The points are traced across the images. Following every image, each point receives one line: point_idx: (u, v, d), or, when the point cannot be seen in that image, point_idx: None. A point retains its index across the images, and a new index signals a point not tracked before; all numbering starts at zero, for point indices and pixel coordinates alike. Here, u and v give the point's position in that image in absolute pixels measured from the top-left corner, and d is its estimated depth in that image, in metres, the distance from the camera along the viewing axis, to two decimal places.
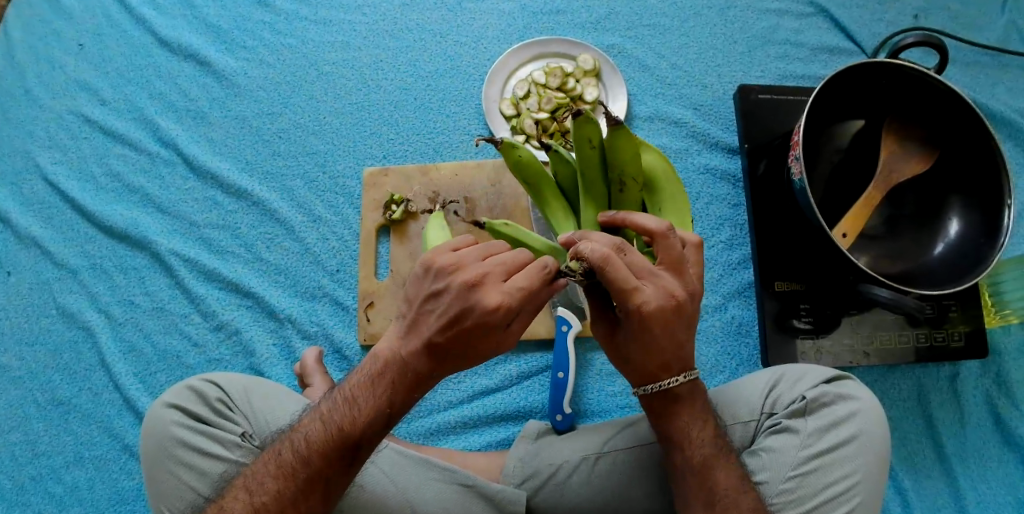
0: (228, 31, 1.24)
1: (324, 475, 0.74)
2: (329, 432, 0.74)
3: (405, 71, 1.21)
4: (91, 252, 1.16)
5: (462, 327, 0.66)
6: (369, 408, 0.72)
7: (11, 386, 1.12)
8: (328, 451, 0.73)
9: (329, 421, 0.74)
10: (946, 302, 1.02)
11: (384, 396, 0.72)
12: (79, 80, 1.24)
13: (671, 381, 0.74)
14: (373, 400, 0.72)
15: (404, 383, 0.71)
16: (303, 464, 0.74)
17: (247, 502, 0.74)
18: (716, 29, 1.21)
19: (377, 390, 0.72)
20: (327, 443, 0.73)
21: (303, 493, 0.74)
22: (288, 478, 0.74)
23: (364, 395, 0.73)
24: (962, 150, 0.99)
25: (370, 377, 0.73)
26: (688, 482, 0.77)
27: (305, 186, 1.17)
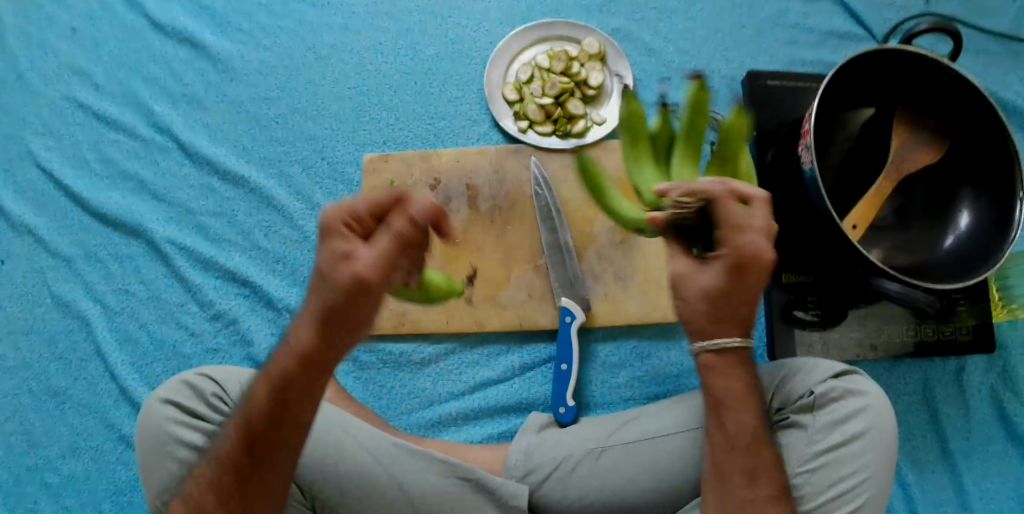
0: (222, 12, 1.20)
1: (236, 462, 0.69)
2: (235, 429, 0.69)
3: (406, 54, 1.18)
4: (84, 240, 1.14)
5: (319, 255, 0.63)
6: (261, 388, 0.67)
7: (5, 377, 1.10)
8: (232, 443, 0.69)
9: (235, 418, 0.69)
10: (954, 296, 1.01)
11: (268, 373, 0.67)
12: (70, 63, 1.20)
13: (728, 341, 0.73)
14: (263, 378, 0.68)
15: (285, 353, 0.66)
16: (217, 455, 0.70)
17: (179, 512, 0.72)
18: (725, 13, 1.18)
19: (265, 369, 0.68)
20: (236, 431, 0.69)
21: (224, 494, 0.69)
22: (216, 466, 0.70)
23: (260, 379, 0.69)
24: (975, 141, 0.97)
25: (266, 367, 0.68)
26: (732, 460, 0.75)
27: (303, 172, 1.14)
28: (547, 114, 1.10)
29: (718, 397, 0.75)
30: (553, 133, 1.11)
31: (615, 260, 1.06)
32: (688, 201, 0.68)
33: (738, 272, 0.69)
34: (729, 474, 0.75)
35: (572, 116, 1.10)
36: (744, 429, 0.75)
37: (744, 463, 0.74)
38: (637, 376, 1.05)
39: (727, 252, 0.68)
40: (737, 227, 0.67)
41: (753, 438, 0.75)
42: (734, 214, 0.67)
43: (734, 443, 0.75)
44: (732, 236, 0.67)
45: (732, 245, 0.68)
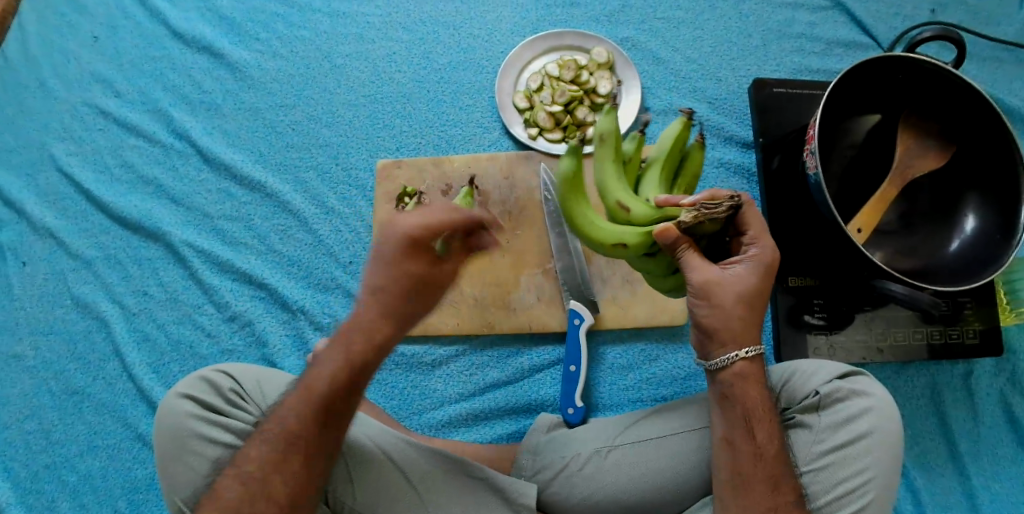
0: (241, 23, 1.24)
1: (306, 436, 0.76)
2: (306, 397, 0.77)
3: (418, 64, 1.21)
4: (105, 243, 1.17)
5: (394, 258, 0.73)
6: (333, 369, 0.76)
7: (25, 375, 1.13)
8: (303, 411, 0.76)
9: (303, 386, 0.77)
10: (960, 299, 1.02)
11: (342, 356, 0.76)
12: (92, 72, 1.25)
13: (756, 348, 0.76)
14: (335, 360, 0.76)
15: (360, 337, 0.76)
16: (280, 426, 0.76)
17: (236, 478, 0.75)
18: (731, 22, 1.20)
19: (335, 352, 0.77)
20: (304, 407, 0.76)
21: (286, 460, 0.75)
22: (282, 436, 0.76)
23: (328, 362, 0.77)
24: (979, 146, 0.98)
25: (336, 340, 0.77)
26: (755, 468, 0.76)
27: (318, 178, 1.17)
28: (557, 122, 1.13)
29: (743, 409, 0.77)
30: (563, 140, 1.13)
31: (623, 264, 1.08)
32: (715, 210, 0.68)
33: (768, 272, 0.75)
34: (754, 482, 0.76)
35: (581, 123, 1.13)
36: (771, 439, 0.77)
37: (769, 471, 0.76)
38: (645, 378, 1.06)
39: (756, 252, 0.75)
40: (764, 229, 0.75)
41: (777, 446, 0.77)
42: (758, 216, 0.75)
43: (762, 453, 0.76)
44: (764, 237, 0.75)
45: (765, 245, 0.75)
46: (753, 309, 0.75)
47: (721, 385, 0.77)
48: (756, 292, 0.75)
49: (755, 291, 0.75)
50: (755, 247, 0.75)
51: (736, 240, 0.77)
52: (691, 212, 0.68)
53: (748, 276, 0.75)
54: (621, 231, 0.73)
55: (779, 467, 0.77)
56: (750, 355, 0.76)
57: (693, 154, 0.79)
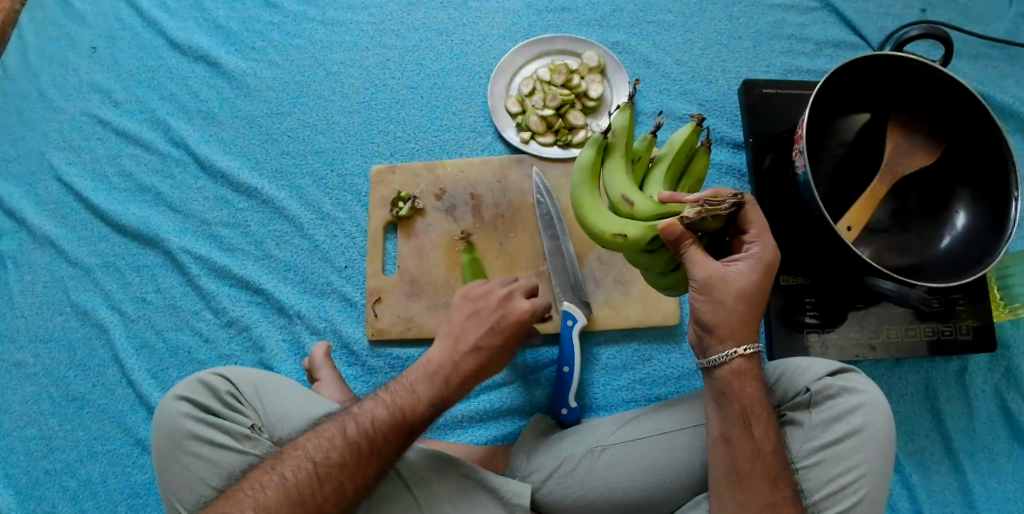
0: (237, 32, 1.26)
1: (381, 452, 0.80)
2: (393, 412, 0.82)
3: (412, 70, 1.23)
4: (104, 251, 1.19)
5: (505, 330, 0.89)
6: (429, 398, 0.84)
7: (25, 382, 1.14)
8: (392, 429, 0.81)
9: (392, 403, 0.83)
10: (953, 295, 1.02)
11: (440, 388, 0.85)
12: (91, 82, 1.27)
13: (754, 347, 0.76)
14: (433, 391, 0.85)
15: (460, 374, 0.87)
16: (365, 431, 0.80)
17: (311, 471, 0.77)
18: (721, 25, 1.21)
19: (435, 383, 0.86)
20: (391, 425, 0.81)
21: (363, 468, 0.79)
22: (360, 443, 0.79)
23: (425, 387, 0.85)
24: (968, 142, 0.98)
25: (433, 370, 0.86)
26: (753, 465, 0.76)
27: (314, 184, 1.19)
28: (549, 125, 1.14)
29: (739, 404, 0.77)
30: (555, 143, 1.14)
31: (616, 265, 1.08)
32: (718, 207, 0.68)
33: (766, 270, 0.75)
34: (751, 478, 0.76)
35: (573, 127, 1.13)
36: (768, 436, 0.77)
37: (767, 467, 0.77)
38: (640, 379, 1.06)
39: (756, 251, 0.75)
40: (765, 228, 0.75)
41: (774, 443, 0.78)
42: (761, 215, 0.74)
43: (760, 449, 0.77)
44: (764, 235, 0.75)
45: (766, 243, 0.75)
46: (750, 305, 0.75)
47: (718, 383, 0.78)
48: (748, 290, 0.75)
49: (756, 290, 0.75)
50: (757, 246, 0.75)
51: (739, 239, 0.77)
52: (694, 208, 0.68)
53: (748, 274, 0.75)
54: (621, 222, 0.74)
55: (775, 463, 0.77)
56: (749, 352, 0.76)
57: (697, 162, 0.80)
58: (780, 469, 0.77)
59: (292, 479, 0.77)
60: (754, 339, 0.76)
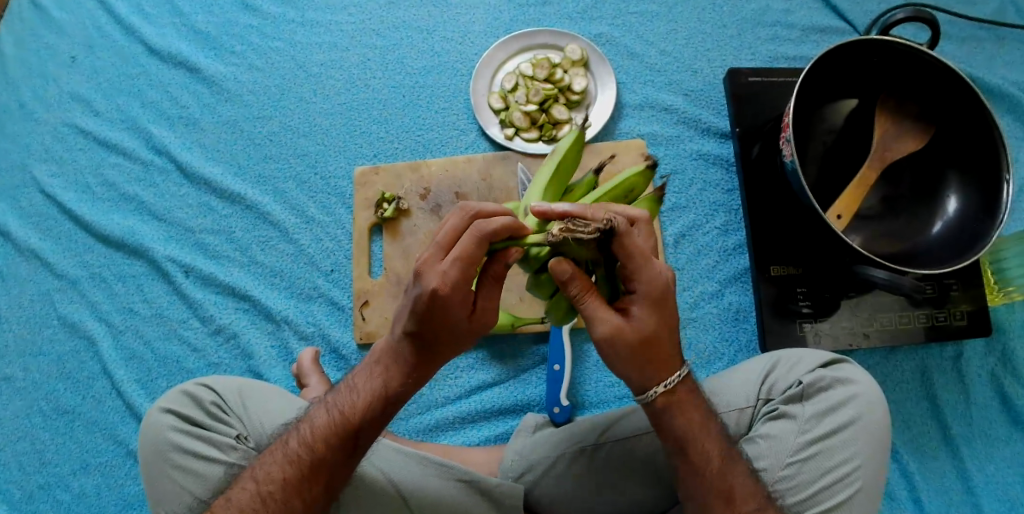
0: (216, 37, 1.25)
1: (325, 461, 0.75)
2: (333, 417, 0.76)
3: (393, 69, 1.21)
4: (90, 262, 1.17)
5: (436, 307, 0.68)
6: (370, 392, 0.75)
7: (16, 398, 1.13)
8: (331, 436, 0.75)
9: (333, 407, 0.77)
10: (947, 281, 1.01)
11: (380, 380, 0.75)
12: (72, 92, 1.25)
13: (675, 378, 0.73)
14: (373, 383, 0.75)
15: (397, 365, 0.74)
16: (304, 442, 0.76)
17: (253, 492, 0.75)
18: (704, 14, 1.19)
19: (376, 374, 0.76)
20: (330, 432, 0.75)
21: (308, 481, 0.75)
22: (297, 458, 0.75)
23: (364, 382, 0.76)
24: (958, 125, 0.97)
25: (372, 366, 0.76)
26: (702, 488, 0.75)
27: (298, 187, 1.17)
28: (532, 121, 1.13)
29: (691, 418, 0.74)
30: (539, 139, 1.13)
31: None
32: (584, 228, 0.60)
33: (655, 307, 0.69)
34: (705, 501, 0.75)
35: (557, 122, 1.13)
36: (709, 456, 0.75)
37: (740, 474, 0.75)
38: None
39: (642, 286, 0.68)
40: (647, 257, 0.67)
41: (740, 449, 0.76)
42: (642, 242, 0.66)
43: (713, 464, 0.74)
44: (646, 269, 0.66)
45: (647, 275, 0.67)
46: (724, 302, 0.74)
47: (656, 412, 0.74)
48: (664, 322, 0.70)
49: (657, 328, 0.70)
50: (639, 285, 0.68)
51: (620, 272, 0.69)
52: (558, 227, 0.60)
53: (646, 314, 0.69)
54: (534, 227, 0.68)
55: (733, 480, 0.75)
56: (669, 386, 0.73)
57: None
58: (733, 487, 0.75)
59: (235, 499, 0.76)
60: (676, 369, 0.73)
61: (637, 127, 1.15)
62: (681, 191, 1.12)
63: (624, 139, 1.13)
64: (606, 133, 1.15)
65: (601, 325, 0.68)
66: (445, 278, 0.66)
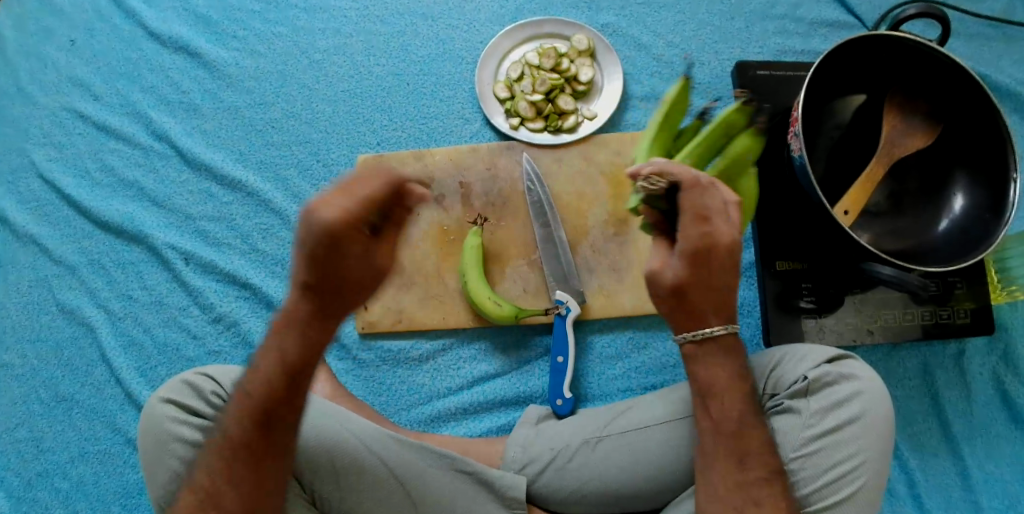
0: (217, 21, 1.23)
1: (248, 441, 0.74)
2: (243, 396, 0.75)
3: (397, 56, 1.20)
4: (88, 248, 1.16)
5: (327, 243, 0.62)
6: (277, 360, 0.74)
7: (13, 384, 1.12)
8: (245, 412, 0.75)
9: (242, 387, 0.76)
10: (951, 279, 1.01)
11: (282, 345, 0.73)
12: (71, 76, 1.23)
13: (706, 330, 0.76)
14: (277, 350, 0.74)
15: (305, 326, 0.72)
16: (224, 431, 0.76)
17: (191, 492, 0.75)
18: (713, 6, 1.18)
19: (279, 340, 0.74)
20: (244, 410, 0.75)
21: (234, 463, 0.74)
22: (224, 447, 0.75)
23: (267, 352, 0.75)
24: (966, 123, 0.97)
25: (271, 334, 0.75)
26: (717, 445, 0.76)
27: (300, 175, 1.16)
28: (538, 111, 1.12)
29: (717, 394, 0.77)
30: (544, 129, 1.12)
31: (608, 253, 1.07)
32: (653, 184, 0.72)
33: (687, 261, 0.72)
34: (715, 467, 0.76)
35: (563, 112, 1.11)
36: (729, 415, 0.76)
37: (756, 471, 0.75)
38: (635, 367, 1.05)
39: (687, 242, 0.72)
40: (698, 214, 0.71)
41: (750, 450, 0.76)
42: (696, 199, 0.70)
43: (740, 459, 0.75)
44: (692, 224, 0.71)
45: (692, 231, 0.71)
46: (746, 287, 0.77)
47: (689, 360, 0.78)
48: (699, 277, 0.73)
49: (691, 283, 0.73)
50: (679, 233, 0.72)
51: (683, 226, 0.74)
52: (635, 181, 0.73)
53: (685, 268, 0.73)
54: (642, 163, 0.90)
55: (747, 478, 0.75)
56: (698, 338, 0.76)
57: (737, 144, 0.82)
58: (749, 450, 0.75)
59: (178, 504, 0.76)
60: (719, 323, 0.76)
61: (644, 119, 1.14)
62: None
63: (630, 131, 1.12)
64: (612, 124, 1.14)
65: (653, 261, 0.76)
66: (346, 213, 0.61)
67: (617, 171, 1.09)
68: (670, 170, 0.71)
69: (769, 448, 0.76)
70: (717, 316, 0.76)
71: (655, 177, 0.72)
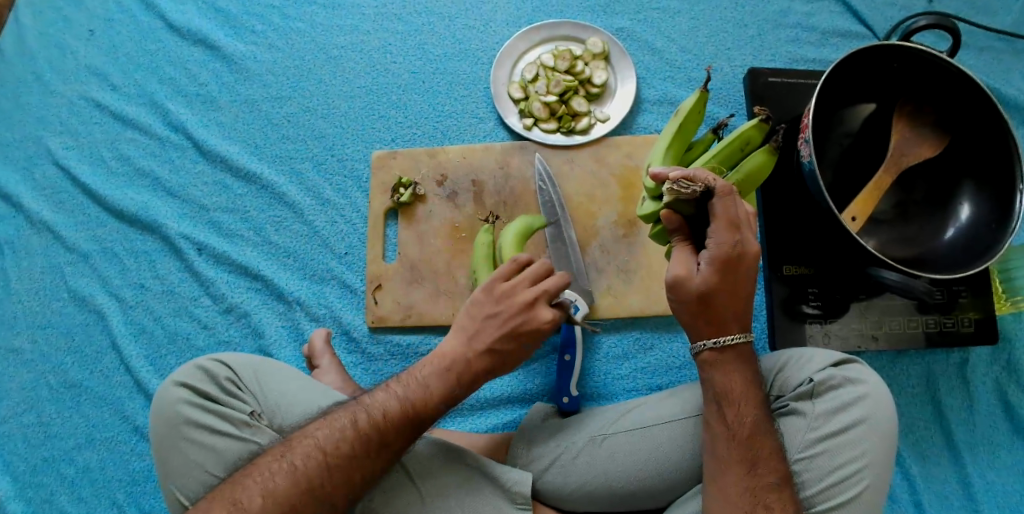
0: (236, 16, 1.24)
1: (353, 456, 0.78)
2: (373, 416, 0.80)
3: (414, 55, 1.21)
4: (101, 236, 1.17)
5: (521, 336, 0.84)
6: (437, 392, 0.82)
7: (23, 369, 1.13)
8: (369, 432, 0.79)
9: (373, 407, 0.81)
10: (956, 287, 1.02)
11: (450, 384, 0.83)
12: (89, 66, 1.25)
13: (727, 339, 0.79)
14: (445, 385, 0.83)
15: (441, 388, 0.83)
16: (334, 441, 0.78)
17: (262, 485, 0.75)
18: (726, 13, 1.20)
19: (449, 378, 0.83)
20: (370, 428, 0.79)
21: (330, 471, 0.77)
22: (324, 453, 0.77)
23: (430, 381, 0.83)
24: (974, 134, 0.98)
25: (441, 367, 0.84)
26: (729, 450, 0.77)
27: (314, 169, 1.17)
28: (552, 112, 1.13)
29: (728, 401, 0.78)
30: (558, 130, 1.13)
31: (617, 255, 1.08)
32: (686, 191, 0.71)
33: (714, 267, 0.75)
34: (727, 467, 0.77)
35: (576, 113, 1.13)
36: (742, 420, 0.78)
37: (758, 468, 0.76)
38: (641, 368, 1.06)
39: (716, 249, 0.74)
40: (730, 224, 0.73)
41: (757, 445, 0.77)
42: (729, 209, 0.73)
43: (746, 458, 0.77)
44: (724, 232, 0.74)
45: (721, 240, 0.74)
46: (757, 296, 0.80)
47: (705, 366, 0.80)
48: (724, 285, 0.76)
49: (716, 290, 0.76)
50: (711, 242, 0.74)
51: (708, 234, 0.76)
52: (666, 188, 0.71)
53: (710, 274, 0.75)
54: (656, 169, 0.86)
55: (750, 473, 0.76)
56: (719, 345, 0.79)
57: (754, 156, 0.81)
58: (760, 455, 0.77)
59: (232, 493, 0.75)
60: (736, 331, 0.79)
61: (656, 123, 1.15)
62: None
63: (642, 134, 1.14)
64: (624, 127, 1.15)
65: (677, 266, 0.77)
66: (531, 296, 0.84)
67: (627, 173, 1.11)
68: (703, 176, 0.71)
69: (778, 453, 0.78)
70: (736, 325, 0.79)
71: (687, 183, 0.71)
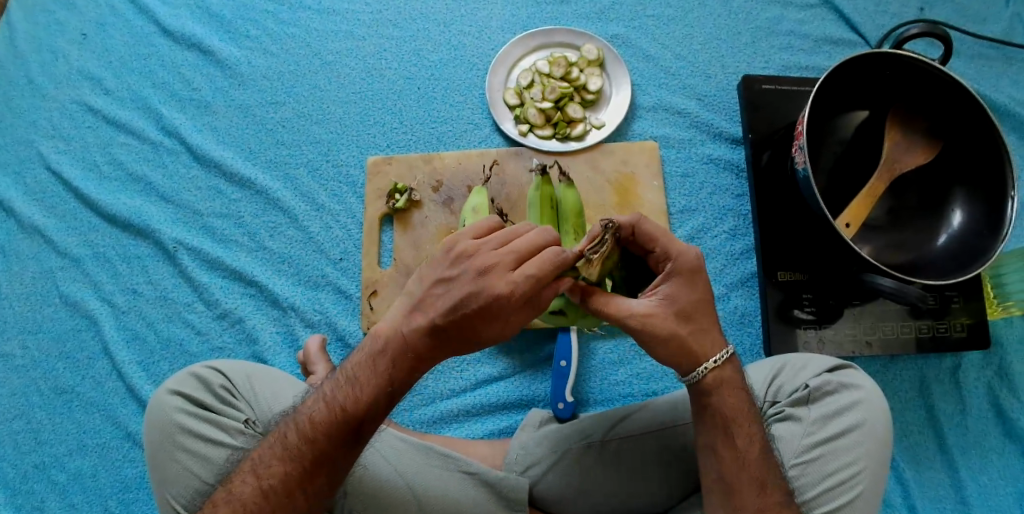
0: (231, 20, 1.24)
1: (286, 478, 0.74)
2: (302, 433, 0.75)
3: (409, 60, 1.21)
4: (93, 241, 1.16)
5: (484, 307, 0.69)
6: (374, 384, 0.74)
7: (14, 375, 1.12)
8: (298, 452, 0.75)
9: (302, 423, 0.75)
10: (948, 293, 1.03)
11: (386, 373, 0.73)
12: (81, 69, 1.24)
13: (721, 356, 0.75)
14: (377, 375, 0.74)
15: (372, 379, 0.74)
16: (267, 462, 0.75)
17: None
18: (721, 20, 1.21)
19: (380, 366, 0.73)
20: (299, 447, 0.75)
21: (265, 494, 0.74)
22: (260, 475, 0.75)
23: (365, 372, 0.74)
24: (966, 141, 0.98)
25: (371, 356, 0.74)
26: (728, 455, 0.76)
27: (308, 174, 1.17)
28: (547, 118, 1.14)
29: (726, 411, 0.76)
30: (553, 136, 1.14)
31: None
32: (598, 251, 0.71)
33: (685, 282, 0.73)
34: (729, 484, 0.75)
35: (572, 120, 1.13)
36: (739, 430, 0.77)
37: (754, 472, 0.76)
38: (636, 374, 1.07)
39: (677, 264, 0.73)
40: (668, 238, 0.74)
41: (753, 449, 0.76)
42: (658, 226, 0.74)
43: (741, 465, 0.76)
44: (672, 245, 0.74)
45: (679, 254, 0.74)
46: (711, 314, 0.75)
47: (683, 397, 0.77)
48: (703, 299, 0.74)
49: (698, 302, 0.74)
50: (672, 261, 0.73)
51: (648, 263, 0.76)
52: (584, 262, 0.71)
53: (685, 290, 0.73)
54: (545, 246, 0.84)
55: (749, 479, 0.76)
56: (717, 365, 0.75)
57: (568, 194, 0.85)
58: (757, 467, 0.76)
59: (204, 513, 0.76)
60: (721, 348, 0.75)
61: (651, 129, 1.16)
62: (692, 194, 1.13)
63: (638, 140, 1.15)
64: (620, 133, 1.16)
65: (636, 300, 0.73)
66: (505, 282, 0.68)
67: (623, 180, 1.12)
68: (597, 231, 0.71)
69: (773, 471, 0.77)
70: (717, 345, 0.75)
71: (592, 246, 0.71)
